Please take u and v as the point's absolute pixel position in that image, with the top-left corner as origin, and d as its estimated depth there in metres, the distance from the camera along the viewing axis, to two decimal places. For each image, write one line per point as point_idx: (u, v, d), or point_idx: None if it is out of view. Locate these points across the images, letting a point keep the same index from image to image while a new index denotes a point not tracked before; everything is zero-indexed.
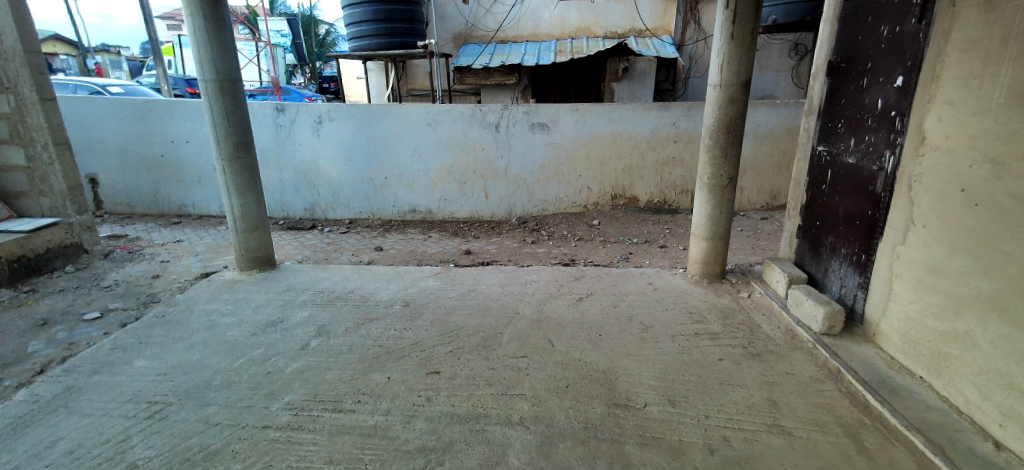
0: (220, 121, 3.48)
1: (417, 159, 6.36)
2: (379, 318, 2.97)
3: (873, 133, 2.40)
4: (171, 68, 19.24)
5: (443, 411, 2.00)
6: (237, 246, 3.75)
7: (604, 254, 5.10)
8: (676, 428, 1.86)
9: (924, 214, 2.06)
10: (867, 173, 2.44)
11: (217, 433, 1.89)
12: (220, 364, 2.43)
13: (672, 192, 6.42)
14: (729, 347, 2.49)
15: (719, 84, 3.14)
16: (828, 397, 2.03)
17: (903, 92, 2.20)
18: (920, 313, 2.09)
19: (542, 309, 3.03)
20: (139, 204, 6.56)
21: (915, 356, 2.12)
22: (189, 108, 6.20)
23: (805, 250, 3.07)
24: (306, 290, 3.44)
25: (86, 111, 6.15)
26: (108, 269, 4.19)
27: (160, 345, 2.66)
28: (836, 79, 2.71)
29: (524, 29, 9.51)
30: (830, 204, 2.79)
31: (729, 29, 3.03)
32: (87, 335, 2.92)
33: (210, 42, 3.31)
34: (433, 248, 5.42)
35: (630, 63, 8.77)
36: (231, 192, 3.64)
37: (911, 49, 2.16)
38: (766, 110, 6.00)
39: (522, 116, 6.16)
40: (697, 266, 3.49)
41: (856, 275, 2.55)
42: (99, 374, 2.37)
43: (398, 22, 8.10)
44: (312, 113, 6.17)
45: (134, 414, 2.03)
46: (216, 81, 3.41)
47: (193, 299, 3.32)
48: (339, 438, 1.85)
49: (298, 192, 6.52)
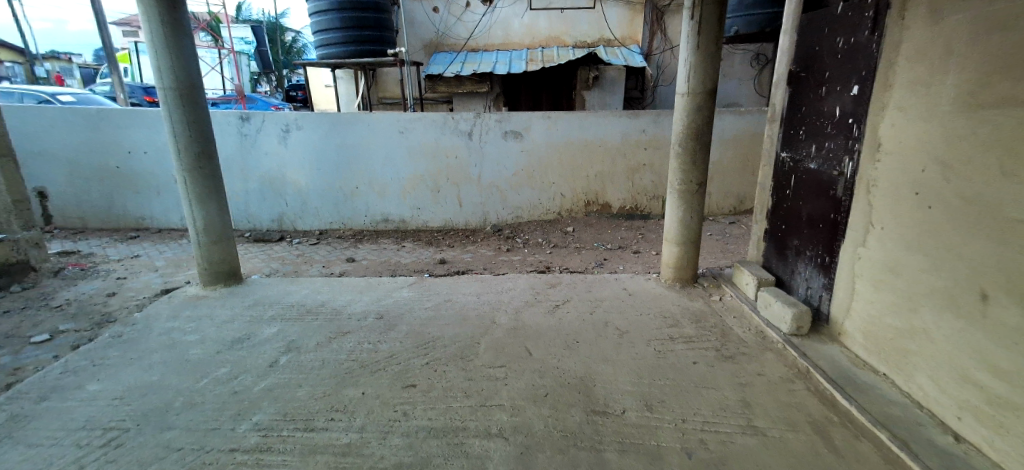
0: (180, 131, 3.34)
1: (389, 167, 6.28)
2: (352, 331, 2.88)
3: (833, 140, 2.52)
4: (127, 76, 18.40)
5: (420, 426, 1.96)
6: (200, 260, 3.59)
7: (579, 260, 5.14)
8: (654, 432, 1.87)
9: (880, 217, 2.17)
10: (829, 178, 2.56)
11: (179, 458, 1.79)
12: (183, 384, 2.31)
13: (644, 197, 6.54)
14: (703, 349, 2.54)
15: (686, 92, 3.24)
16: (798, 396, 2.08)
17: (859, 100, 2.32)
18: (880, 311, 2.18)
19: (519, 317, 3.02)
20: (93, 217, 6.20)
21: (877, 352, 2.22)
22: (147, 117, 5.93)
23: (772, 253, 3.17)
24: (274, 304, 3.32)
25: (34, 120, 5.80)
26: (58, 287, 3.94)
27: (117, 366, 2.51)
28: (798, 87, 2.84)
29: (495, 38, 9.54)
30: (794, 208, 2.90)
31: (694, 40, 3.12)
32: (34, 359, 2.72)
33: (169, 49, 3.18)
34: (407, 258, 5.35)
35: (600, 72, 9.10)
36: (193, 204, 3.49)
37: (865, 59, 2.28)
38: (731, 118, 6.23)
39: (495, 124, 6.17)
40: (669, 270, 3.55)
41: (821, 276, 2.64)
42: (49, 400, 2.21)
43: (367, 30, 8.02)
44: (279, 122, 6.01)
45: (87, 442, 1.90)
46: (177, 90, 3.27)
47: (153, 316, 3.15)
48: (311, 457, 1.78)
49: (265, 203, 6.33)
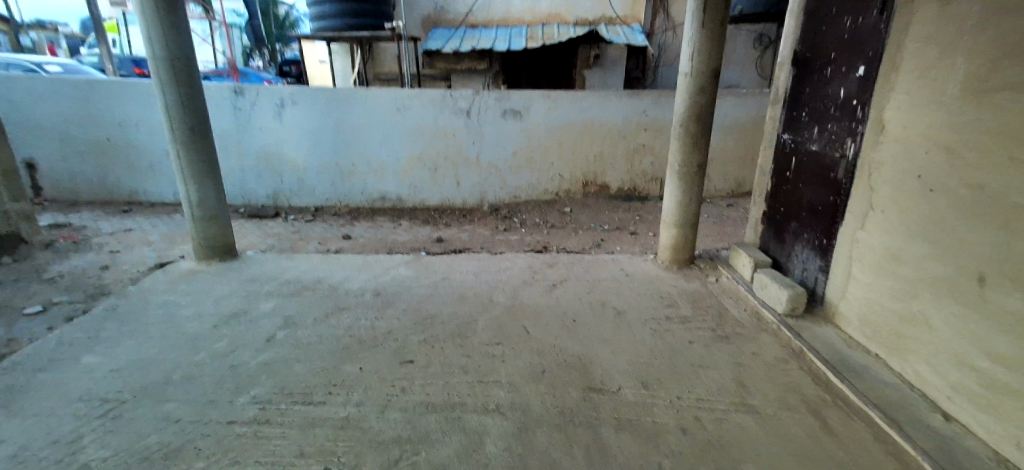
0: (172, 102, 3.26)
1: (386, 145, 6.19)
2: (350, 308, 2.88)
3: (836, 122, 2.50)
4: (117, 47, 17.92)
5: (418, 401, 1.97)
6: (195, 235, 3.56)
7: (577, 241, 5.13)
8: (650, 410, 1.90)
9: (881, 201, 2.16)
10: (830, 161, 2.54)
11: (178, 430, 1.79)
12: (180, 358, 2.31)
13: (642, 180, 6.51)
14: (699, 330, 2.56)
15: (689, 72, 3.18)
16: (793, 377, 2.12)
17: (864, 82, 2.29)
18: (877, 294, 2.20)
19: (517, 296, 3.03)
20: (84, 190, 6.11)
21: (872, 335, 2.24)
22: (137, 89, 5.78)
23: (770, 236, 3.18)
24: (271, 280, 3.31)
25: (21, 90, 5.65)
26: (51, 261, 3.90)
27: (113, 340, 2.50)
28: (802, 68, 2.80)
29: (494, 13, 9.31)
30: (793, 191, 2.90)
31: (700, 17, 3.06)
32: (29, 332, 2.70)
33: (158, 16, 3.07)
34: (404, 237, 5.32)
35: (602, 51, 8.97)
36: (186, 177, 3.43)
37: (872, 40, 2.24)
38: (733, 100, 6.17)
39: (494, 103, 6.08)
40: (667, 252, 3.55)
41: (818, 260, 2.66)
42: (45, 372, 2.21)
43: (364, 2, 7.80)
44: (273, 96, 5.88)
45: (86, 413, 1.90)
46: (167, 60, 3.18)
47: (148, 290, 3.13)
48: (311, 431, 1.80)
49: (260, 180, 6.25)
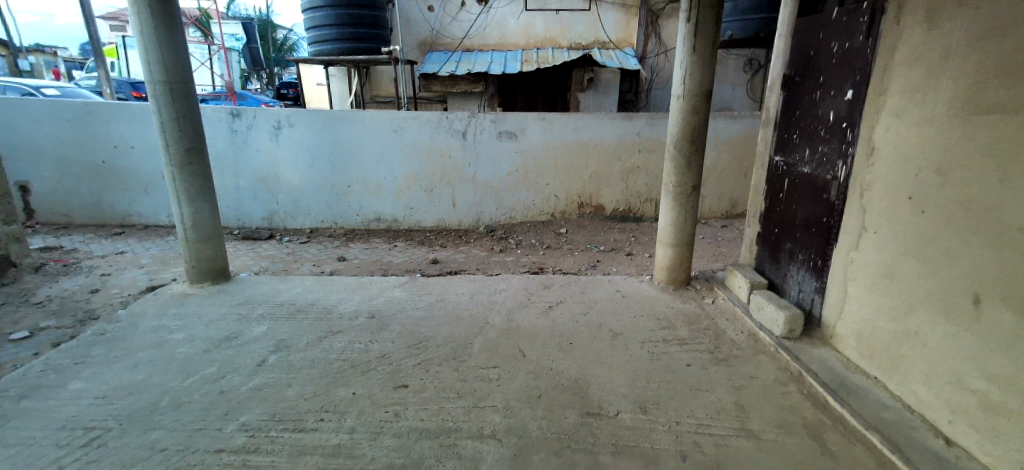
0: (169, 125, 3.27)
1: (382, 166, 6.23)
2: (344, 330, 2.84)
3: (827, 144, 2.54)
4: (115, 70, 18.13)
5: (412, 427, 1.93)
6: (188, 257, 3.53)
7: (573, 261, 5.13)
8: (649, 435, 1.86)
9: (874, 221, 2.19)
10: (822, 181, 2.58)
11: (164, 460, 1.74)
12: (169, 384, 2.25)
13: (637, 200, 6.56)
14: (697, 352, 2.54)
15: (682, 95, 3.25)
16: (792, 399, 2.10)
17: (853, 104, 2.35)
18: (872, 314, 2.20)
19: (512, 318, 3.00)
20: (77, 212, 6.07)
21: (869, 355, 2.23)
22: (135, 111, 5.82)
23: (765, 257, 3.19)
24: (264, 303, 3.27)
25: (17, 114, 5.67)
26: (39, 284, 3.84)
27: (100, 365, 2.44)
28: (792, 91, 2.86)
29: (490, 38, 9.52)
30: (787, 212, 2.93)
31: (691, 42, 3.14)
32: (14, 357, 2.64)
33: (159, 40, 3.11)
34: (400, 258, 5.30)
35: (595, 74, 9.02)
36: (181, 200, 3.42)
37: (860, 64, 2.31)
38: (725, 122, 6.28)
39: (490, 124, 6.16)
40: (663, 273, 3.55)
41: (813, 280, 2.67)
42: (29, 399, 2.15)
43: (362, 27, 7.96)
44: (271, 118, 5.93)
45: (69, 442, 1.84)
46: (166, 83, 3.20)
47: (137, 314, 3.08)
48: (301, 459, 1.74)
49: (255, 201, 6.24)
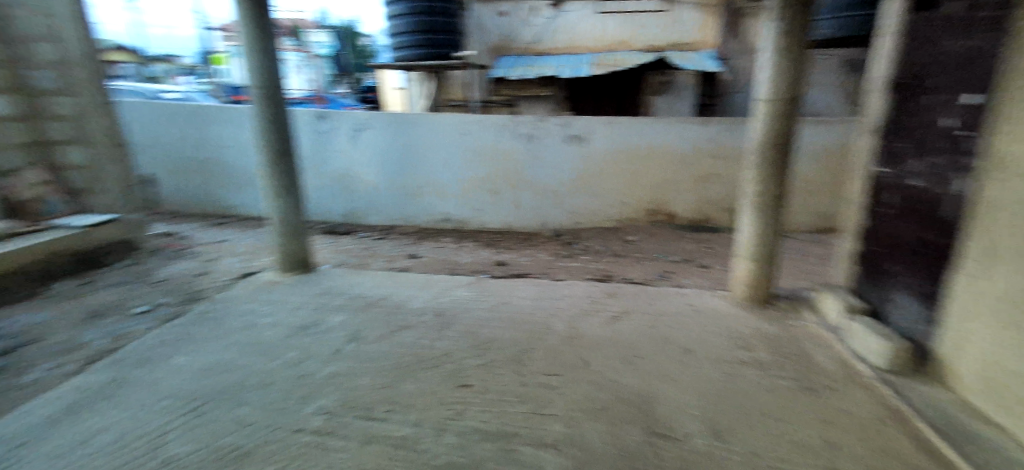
0: (263, 127, 3.59)
1: (451, 167, 6.42)
2: (411, 326, 2.95)
3: (944, 155, 2.23)
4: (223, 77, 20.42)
5: (473, 427, 1.95)
6: (278, 249, 3.86)
7: (640, 271, 4.96)
8: (720, 464, 1.73)
9: (1001, 245, 1.89)
10: (937, 198, 2.27)
11: (251, 434, 1.90)
12: (258, 364, 2.47)
13: (711, 209, 6.21)
14: (778, 378, 2.33)
15: (766, 100, 3.01)
16: (894, 441, 1.85)
17: (977, 111, 2.04)
18: (999, 353, 1.89)
19: (576, 326, 2.95)
20: (187, 204, 6.89)
21: (994, 400, 1.92)
22: (235, 114, 6.47)
23: (866, 278, 2.86)
24: (341, 294, 3.49)
25: (146, 116, 6.57)
26: (158, 265, 4.41)
27: (201, 343, 2.73)
28: (902, 95, 2.55)
29: (559, 42, 9.49)
30: (893, 229, 2.61)
31: (779, 42, 2.90)
32: (137, 328, 3.05)
33: (255, 50, 3.42)
34: (466, 258, 5.43)
35: (671, 77, 8.97)
36: (272, 196, 3.75)
37: (985, 65, 2.00)
38: (815, 127, 5.77)
39: (557, 128, 6.14)
40: (742, 289, 3.32)
41: (925, 308, 2.35)
42: (145, 367, 2.46)
43: (436, 33, 8.28)
44: (351, 121, 6.33)
45: (174, 409, 2.08)
46: (261, 89, 3.51)
47: (234, 297, 3.42)
48: (368, 447, 1.82)
49: (336, 198, 6.70)
